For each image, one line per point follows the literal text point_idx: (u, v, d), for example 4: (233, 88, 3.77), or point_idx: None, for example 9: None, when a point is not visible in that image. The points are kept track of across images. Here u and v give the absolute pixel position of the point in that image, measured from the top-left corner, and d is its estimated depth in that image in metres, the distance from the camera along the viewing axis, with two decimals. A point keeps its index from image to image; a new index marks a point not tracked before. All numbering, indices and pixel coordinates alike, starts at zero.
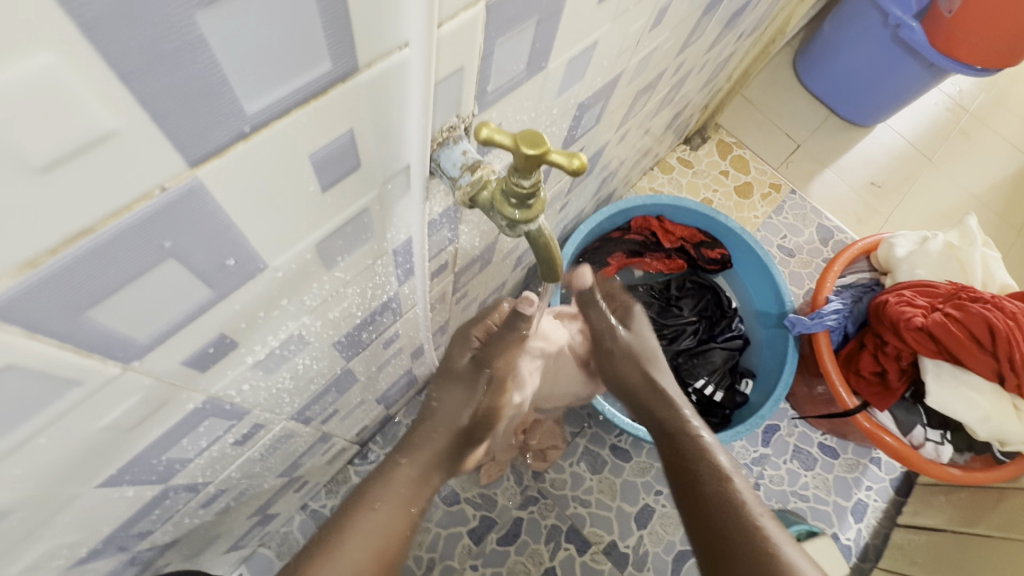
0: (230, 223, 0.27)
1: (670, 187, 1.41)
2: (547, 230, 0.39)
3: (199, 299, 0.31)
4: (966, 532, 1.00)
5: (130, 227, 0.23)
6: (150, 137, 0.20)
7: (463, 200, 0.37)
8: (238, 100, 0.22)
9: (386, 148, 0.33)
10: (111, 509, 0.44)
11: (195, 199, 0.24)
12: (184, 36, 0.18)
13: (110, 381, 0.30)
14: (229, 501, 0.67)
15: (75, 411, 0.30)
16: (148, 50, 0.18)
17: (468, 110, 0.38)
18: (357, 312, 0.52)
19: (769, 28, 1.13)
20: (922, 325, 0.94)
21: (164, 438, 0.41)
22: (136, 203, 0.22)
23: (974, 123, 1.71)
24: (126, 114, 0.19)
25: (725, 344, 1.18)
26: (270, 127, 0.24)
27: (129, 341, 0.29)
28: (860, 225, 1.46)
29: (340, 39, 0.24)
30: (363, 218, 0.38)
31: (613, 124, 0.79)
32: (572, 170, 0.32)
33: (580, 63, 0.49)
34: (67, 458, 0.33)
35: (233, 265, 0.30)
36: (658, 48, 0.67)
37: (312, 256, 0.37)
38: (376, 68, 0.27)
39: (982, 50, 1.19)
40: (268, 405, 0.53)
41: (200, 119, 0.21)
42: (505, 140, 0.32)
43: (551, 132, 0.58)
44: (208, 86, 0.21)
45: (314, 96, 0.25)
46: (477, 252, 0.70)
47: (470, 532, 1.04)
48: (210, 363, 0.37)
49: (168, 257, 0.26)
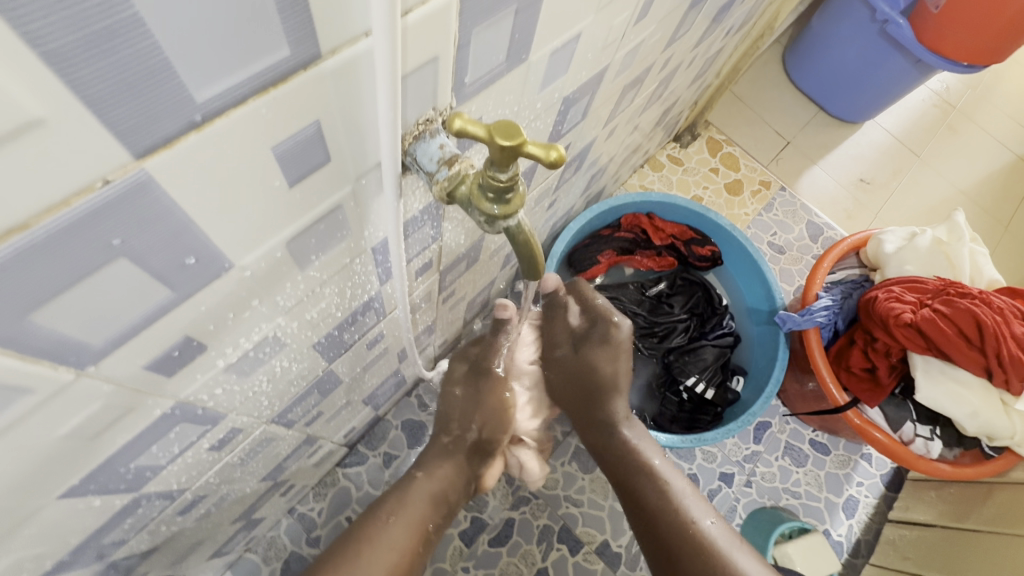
0: (187, 219, 0.26)
1: (660, 184, 1.41)
2: (527, 226, 0.38)
3: (159, 301, 0.29)
4: (955, 527, 1.00)
5: (70, 225, 0.21)
6: (85, 126, 0.19)
7: (440, 195, 0.36)
8: (186, 88, 0.20)
9: (357, 141, 0.32)
10: (80, 519, 0.42)
11: (143, 193, 0.23)
12: (120, 16, 0.17)
13: (65, 388, 0.29)
14: (210, 507, 0.65)
15: (29, 419, 0.28)
16: (78, 31, 0.17)
17: (445, 101, 0.36)
18: (336, 312, 0.50)
19: (758, 23, 1.12)
20: (911, 320, 0.94)
21: (131, 445, 0.39)
22: (76, 197, 0.21)
23: (961, 119, 1.72)
24: (56, 101, 0.17)
25: (717, 341, 1.16)
26: (226, 118, 0.23)
27: (83, 345, 0.27)
28: (850, 221, 1.46)
29: (298, 23, 0.22)
30: (338, 215, 0.37)
31: (601, 120, 0.78)
32: (550, 162, 0.31)
33: (564, 55, 0.48)
34: (23, 468, 0.31)
35: (194, 264, 0.29)
36: (644, 42, 0.66)
37: (283, 255, 0.35)
38: (340, 55, 0.25)
39: (967, 45, 1.19)
40: (245, 409, 0.51)
41: (144, 106, 0.20)
42: (479, 131, 0.31)
43: (535, 127, 0.57)
44: (149, 72, 0.19)
45: (273, 84, 0.24)
46: (463, 250, 0.68)
47: (461, 534, 1.03)
48: (176, 367, 0.36)
49: (119, 256, 0.24)
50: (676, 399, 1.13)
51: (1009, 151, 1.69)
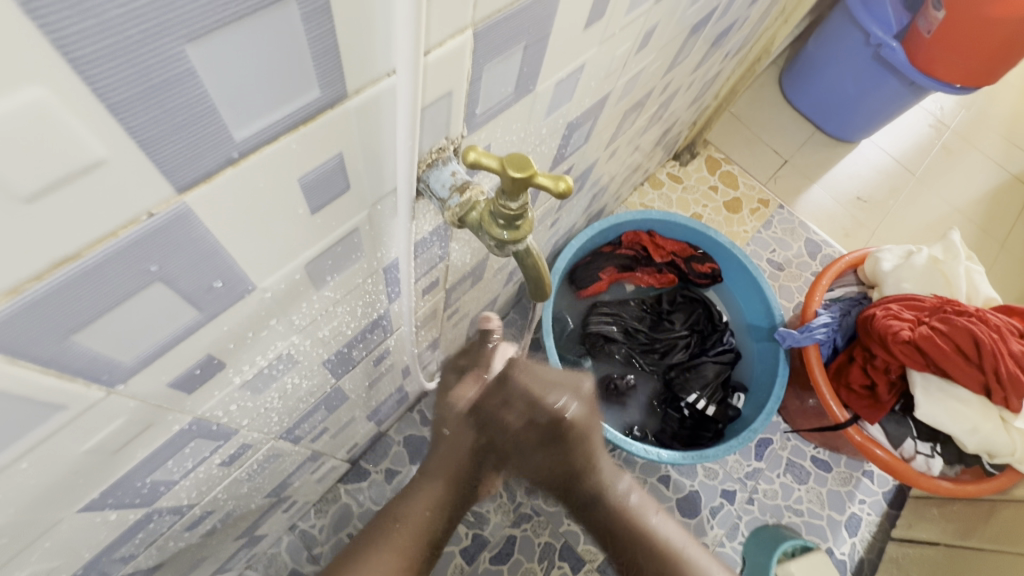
0: (218, 245, 0.28)
1: (660, 203, 1.43)
2: (535, 250, 0.40)
3: (187, 321, 0.30)
4: (958, 546, 1.00)
5: (116, 253, 0.23)
6: (138, 165, 0.21)
7: (452, 220, 0.37)
8: (227, 128, 0.22)
9: (377, 168, 0.34)
10: (95, 533, 0.43)
11: (183, 222, 0.24)
12: (176, 70, 0.19)
13: (94, 405, 0.30)
14: (216, 522, 0.65)
15: (58, 435, 0.30)
16: (139, 82, 0.18)
17: (457, 131, 0.38)
18: (347, 329, 0.52)
19: (754, 48, 1.16)
20: (910, 338, 0.95)
21: (149, 460, 0.40)
22: (123, 228, 0.22)
23: (956, 139, 1.75)
24: (115, 143, 0.19)
25: (718, 358, 1.17)
26: (258, 153, 0.25)
27: (114, 365, 0.29)
28: (848, 239, 1.48)
29: (330, 67, 0.24)
30: (353, 238, 0.38)
31: (602, 142, 0.81)
32: (559, 192, 0.33)
33: (568, 84, 0.50)
34: (47, 482, 0.32)
35: (221, 286, 0.30)
36: (645, 69, 0.68)
37: (301, 276, 0.37)
38: (364, 94, 0.27)
39: (959, 68, 1.22)
40: (256, 425, 0.52)
41: (189, 145, 0.22)
42: (493, 163, 0.33)
43: (540, 151, 0.59)
44: (197, 115, 0.21)
45: (302, 123, 0.26)
46: (468, 268, 0.70)
47: (462, 551, 1.03)
48: (196, 384, 0.37)
49: (155, 280, 0.26)
50: (677, 415, 1.14)
51: (1003, 171, 1.72)
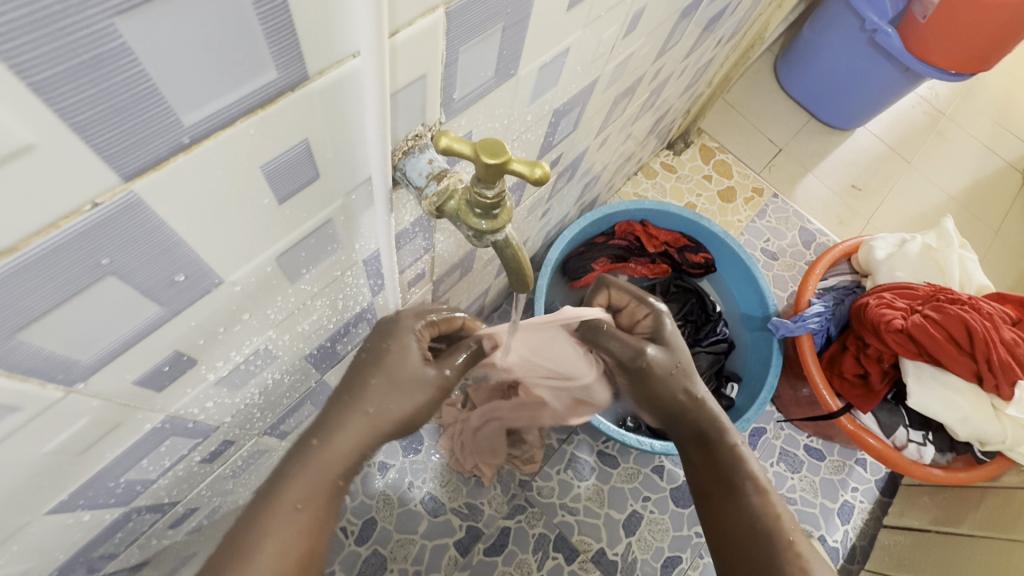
0: (175, 240, 0.26)
1: (654, 192, 1.42)
2: (514, 239, 0.39)
3: (148, 317, 0.29)
4: (948, 532, 1.01)
5: (59, 246, 0.22)
6: (74, 150, 0.19)
7: (429, 210, 0.36)
8: (173, 111, 0.21)
9: (348, 156, 0.32)
10: (69, 534, 0.42)
11: (133, 213, 0.23)
12: (106, 46, 0.18)
13: (52, 405, 0.29)
14: (201, 520, 0.64)
15: (17, 435, 0.28)
16: (66, 59, 0.17)
17: (433, 117, 0.37)
18: (328, 323, 0.50)
19: (748, 33, 1.14)
20: (902, 327, 0.95)
21: (120, 460, 0.39)
22: (64, 219, 0.21)
23: (949, 124, 1.74)
24: (46, 128, 0.18)
25: (711, 349, 1.18)
26: (214, 139, 0.23)
27: (71, 363, 0.28)
28: (842, 227, 1.47)
29: (285, 47, 0.23)
30: (327, 229, 0.37)
31: (592, 130, 0.79)
32: (535, 179, 0.32)
33: (552, 69, 0.49)
34: (8, 484, 0.31)
35: (184, 280, 0.29)
36: (634, 54, 0.67)
37: (272, 270, 0.35)
38: (328, 75, 0.26)
39: (952, 54, 1.20)
40: (237, 421, 0.51)
41: (130, 128, 0.20)
42: (466, 149, 0.31)
43: (526, 139, 0.57)
44: (137, 96, 0.20)
45: (260, 107, 0.24)
46: (455, 260, 0.68)
47: (455, 543, 1.02)
48: (166, 381, 0.36)
49: (107, 274, 0.25)
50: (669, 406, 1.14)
51: (995, 155, 1.71)
